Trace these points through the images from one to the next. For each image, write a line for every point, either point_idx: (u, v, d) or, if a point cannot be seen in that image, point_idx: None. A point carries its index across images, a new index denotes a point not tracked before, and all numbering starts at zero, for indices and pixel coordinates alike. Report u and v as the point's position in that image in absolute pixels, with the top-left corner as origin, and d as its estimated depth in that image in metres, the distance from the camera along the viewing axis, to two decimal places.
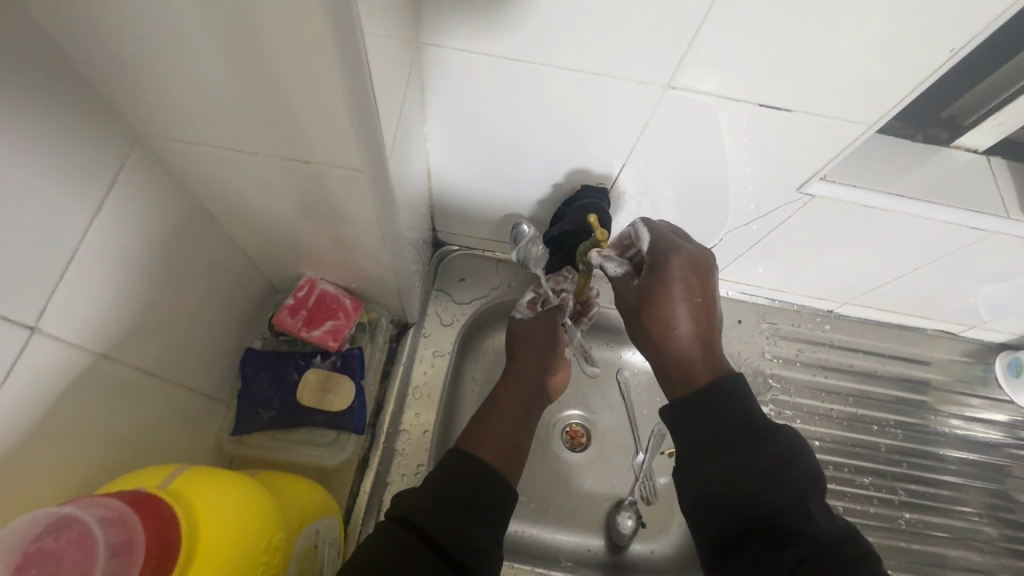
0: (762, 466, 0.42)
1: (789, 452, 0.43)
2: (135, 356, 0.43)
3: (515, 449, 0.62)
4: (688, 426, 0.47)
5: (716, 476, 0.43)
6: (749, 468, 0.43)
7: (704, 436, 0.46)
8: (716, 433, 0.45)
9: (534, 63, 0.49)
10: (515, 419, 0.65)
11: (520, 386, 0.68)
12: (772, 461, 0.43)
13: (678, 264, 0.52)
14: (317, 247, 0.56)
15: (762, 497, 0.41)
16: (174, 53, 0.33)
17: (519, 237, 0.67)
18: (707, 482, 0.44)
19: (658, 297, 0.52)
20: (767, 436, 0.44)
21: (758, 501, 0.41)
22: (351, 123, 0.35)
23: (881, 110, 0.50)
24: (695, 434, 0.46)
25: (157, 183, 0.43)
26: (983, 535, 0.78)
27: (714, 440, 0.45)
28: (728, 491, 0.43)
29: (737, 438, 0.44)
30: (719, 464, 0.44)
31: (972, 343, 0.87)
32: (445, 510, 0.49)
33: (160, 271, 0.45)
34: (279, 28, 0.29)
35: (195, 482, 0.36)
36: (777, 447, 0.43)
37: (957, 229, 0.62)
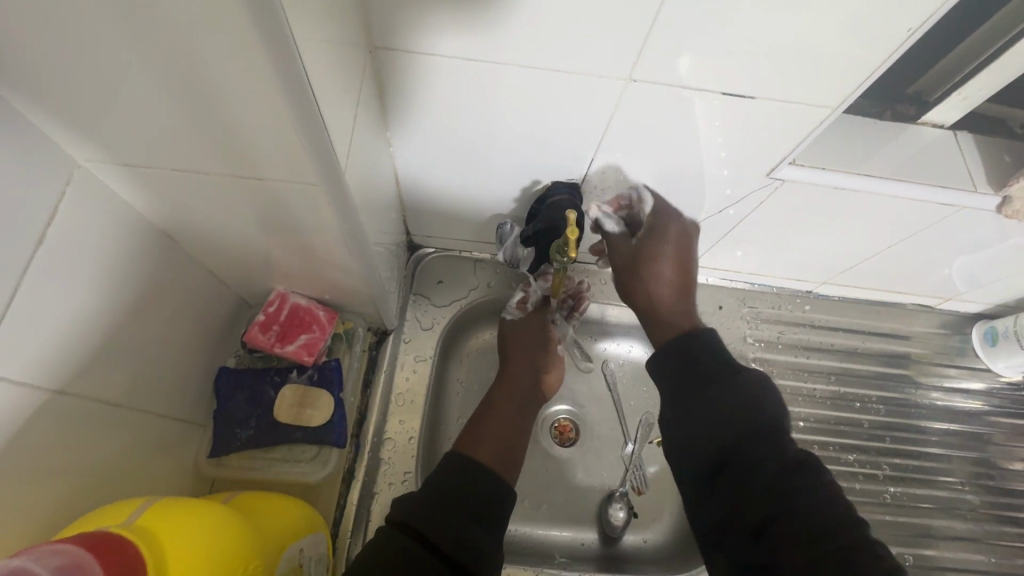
0: (727, 394, 0.49)
1: (755, 382, 0.50)
2: (95, 387, 0.42)
3: (512, 449, 0.62)
4: (668, 373, 0.54)
5: (690, 413, 0.50)
6: (719, 396, 0.49)
7: (681, 382, 0.52)
8: (689, 376, 0.52)
9: (493, 62, 0.48)
10: (510, 422, 0.64)
11: (514, 389, 0.68)
12: (734, 392, 0.49)
13: (675, 228, 0.63)
14: (285, 260, 0.54)
15: (728, 422, 0.47)
16: (106, 77, 0.32)
17: (504, 237, 0.69)
18: (685, 420, 0.50)
19: (649, 255, 0.63)
20: (735, 371, 0.51)
21: (726, 428, 0.47)
22: (297, 136, 0.35)
23: (845, 92, 0.49)
24: (673, 380, 0.53)
25: (106, 208, 0.42)
26: (966, 503, 0.79)
27: (689, 382, 0.52)
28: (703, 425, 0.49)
29: (707, 376, 0.51)
30: (692, 402, 0.50)
31: (949, 315, 0.88)
32: (438, 513, 0.48)
33: (116, 297, 0.44)
34: (211, 44, 0.29)
35: (161, 519, 0.35)
36: (742, 381, 0.50)
37: (927, 206, 0.63)
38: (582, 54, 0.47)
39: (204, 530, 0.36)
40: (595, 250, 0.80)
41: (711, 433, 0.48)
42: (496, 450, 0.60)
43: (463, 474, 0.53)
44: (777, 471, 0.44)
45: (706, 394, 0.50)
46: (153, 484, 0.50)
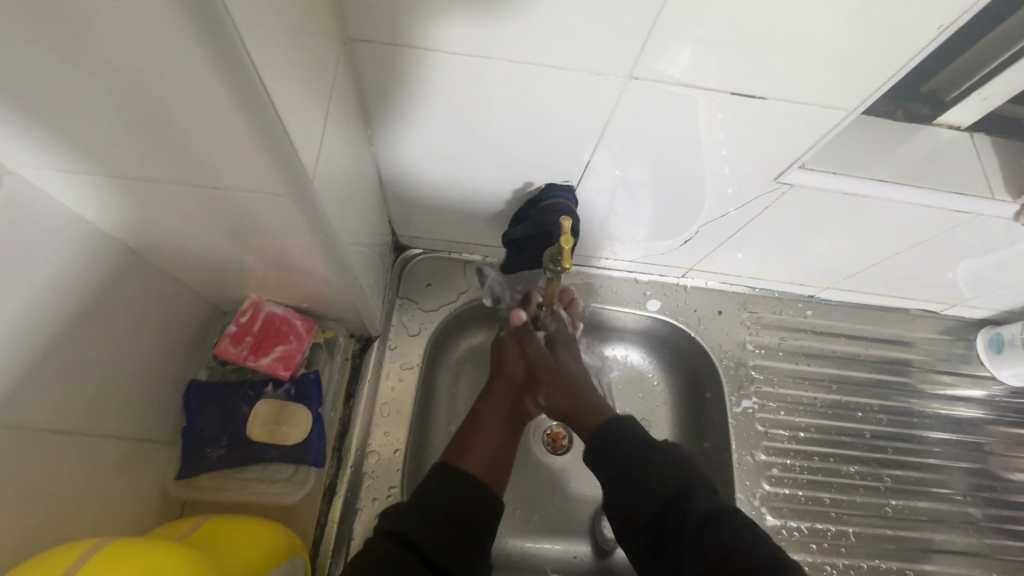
0: (646, 474, 0.50)
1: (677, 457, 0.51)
2: (36, 416, 0.39)
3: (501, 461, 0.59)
4: (601, 466, 0.53)
5: (622, 506, 0.50)
6: (642, 484, 0.50)
7: (612, 468, 0.52)
8: (619, 459, 0.52)
9: (481, 58, 0.44)
10: (499, 437, 0.61)
11: (499, 404, 0.64)
12: (654, 468, 0.50)
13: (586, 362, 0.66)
14: (257, 268, 0.51)
15: (650, 495, 0.49)
16: (34, 78, 0.29)
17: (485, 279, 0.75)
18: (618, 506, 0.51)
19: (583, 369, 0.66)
20: (650, 451, 0.52)
21: (649, 510, 0.49)
22: (256, 144, 0.32)
23: (861, 95, 0.46)
24: (605, 475, 0.53)
25: (50, 219, 0.39)
26: (967, 516, 0.78)
27: (620, 469, 0.52)
28: (634, 502, 0.50)
29: (633, 453, 0.52)
30: (620, 493, 0.51)
31: (954, 320, 0.86)
32: (436, 530, 0.46)
33: (64, 315, 0.40)
34: (137, 33, 0.26)
35: (105, 570, 0.33)
36: (657, 458, 0.51)
37: (940, 213, 0.59)
38: (575, 55, 0.44)
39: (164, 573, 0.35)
40: (592, 252, 0.76)
41: (637, 516, 0.49)
42: (484, 462, 0.57)
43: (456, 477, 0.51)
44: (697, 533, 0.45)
45: (632, 470, 0.51)
46: (114, 509, 0.47)
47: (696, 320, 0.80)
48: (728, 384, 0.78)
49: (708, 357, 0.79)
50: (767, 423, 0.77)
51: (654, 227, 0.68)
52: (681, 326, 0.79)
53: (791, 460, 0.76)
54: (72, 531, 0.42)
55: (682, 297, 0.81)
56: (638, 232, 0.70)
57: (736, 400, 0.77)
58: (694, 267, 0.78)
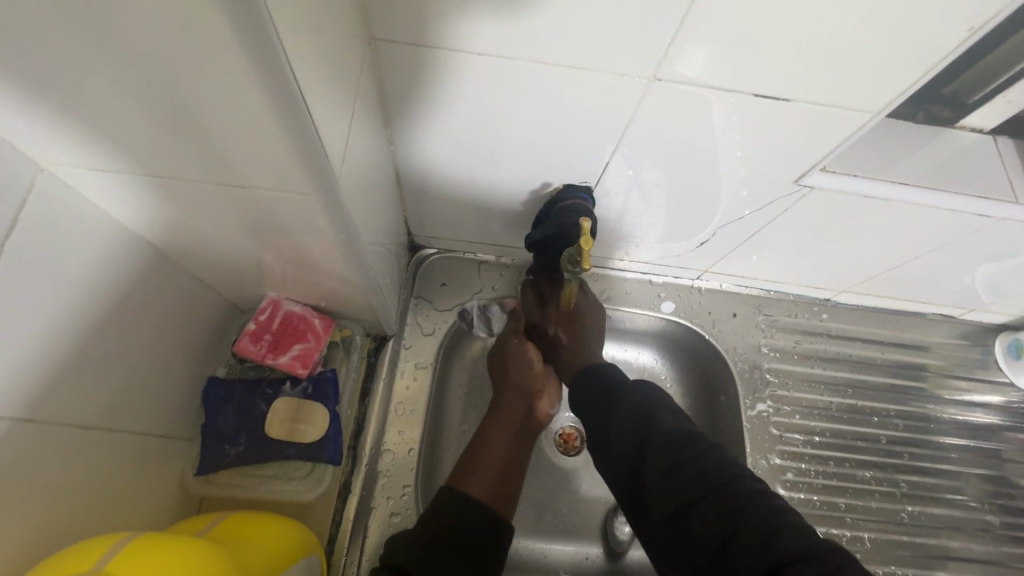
0: (620, 406, 0.52)
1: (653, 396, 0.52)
2: (64, 413, 0.39)
3: (508, 476, 0.58)
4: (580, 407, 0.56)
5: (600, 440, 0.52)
6: (618, 418, 0.51)
7: (591, 406, 0.55)
8: (596, 398, 0.55)
9: (504, 57, 0.44)
10: (507, 453, 0.60)
11: (508, 417, 0.63)
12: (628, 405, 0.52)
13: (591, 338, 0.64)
14: (277, 267, 0.51)
15: (625, 430, 0.50)
16: (71, 76, 0.29)
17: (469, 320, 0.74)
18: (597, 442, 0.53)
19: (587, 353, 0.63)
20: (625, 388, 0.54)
21: (623, 442, 0.50)
22: (287, 144, 0.32)
23: (886, 98, 0.45)
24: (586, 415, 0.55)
25: (80, 217, 0.39)
26: (984, 523, 0.77)
27: (598, 407, 0.54)
28: (610, 437, 0.51)
29: (608, 392, 0.54)
30: (599, 429, 0.53)
31: (972, 326, 0.85)
32: (428, 555, 0.46)
33: (90, 311, 0.41)
34: (173, 32, 0.26)
35: (131, 567, 0.33)
36: (631, 393, 0.53)
37: (962, 217, 0.59)
38: (596, 55, 0.44)
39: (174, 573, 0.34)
40: (606, 253, 0.76)
41: (614, 451, 0.50)
42: (495, 478, 0.57)
43: (454, 502, 0.51)
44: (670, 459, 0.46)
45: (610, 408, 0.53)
46: (135, 505, 0.48)
47: (710, 322, 0.79)
48: (743, 387, 0.77)
49: (723, 360, 0.78)
50: (781, 426, 0.77)
51: (670, 228, 0.68)
52: (695, 328, 0.79)
53: (806, 464, 0.75)
54: (97, 526, 0.43)
55: (696, 300, 0.80)
56: (654, 234, 0.70)
57: (751, 403, 0.77)
58: (709, 269, 0.77)
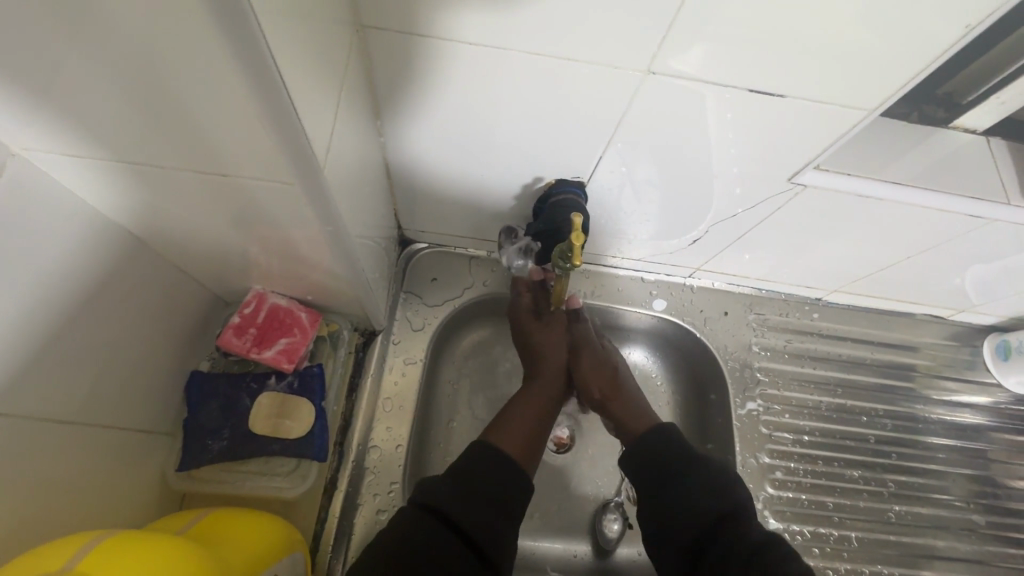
0: (689, 491, 0.52)
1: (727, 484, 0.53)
2: (34, 406, 0.38)
3: (535, 442, 0.60)
4: (645, 482, 0.56)
5: (667, 523, 0.52)
6: (684, 494, 0.52)
7: (656, 479, 0.55)
8: (662, 471, 0.55)
9: (495, 47, 0.43)
10: (535, 426, 0.61)
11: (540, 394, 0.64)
12: (698, 487, 0.53)
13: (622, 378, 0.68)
14: (262, 260, 0.50)
15: (693, 517, 0.51)
16: (40, 57, 0.28)
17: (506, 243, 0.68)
18: (663, 526, 0.53)
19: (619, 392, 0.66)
20: (693, 467, 0.55)
21: (690, 526, 0.51)
22: (269, 131, 0.31)
23: (882, 95, 0.45)
24: (649, 490, 0.55)
25: (54, 205, 0.38)
26: (969, 522, 0.77)
27: (664, 483, 0.54)
28: (676, 518, 0.52)
29: (675, 466, 0.55)
30: (666, 509, 0.53)
31: (961, 326, 0.85)
32: (466, 501, 0.48)
33: (63, 303, 0.39)
34: (146, 13, 0.25)
35: (102, 567, 0.32)
36: (703, 476, 0.53)
37: (954, 217, 0.59)
38: (592, 49, 0.43)
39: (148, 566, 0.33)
40: (599, 250, 0.75)
41: (680, 537, 0.51)
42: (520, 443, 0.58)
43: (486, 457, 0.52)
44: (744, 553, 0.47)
45: (676, 489, 0.53)
46: (113, 500, 0.47)
47: (702, 321, 0.79)
48: (733, 386, 0.77)
49: (713, 358, 0.78)
50: (771, 425, 0.77)
51: (664, 225, 0.67)
52: (687, 326, 0.78)
53: (795, 464, 0.75)
54: (71, 522, 0.42)
55: (688, 298, 0.80)
56: (647, 231, 0.69)
57: (741, 401, 0.77)
58: (702, 267, 0.77)
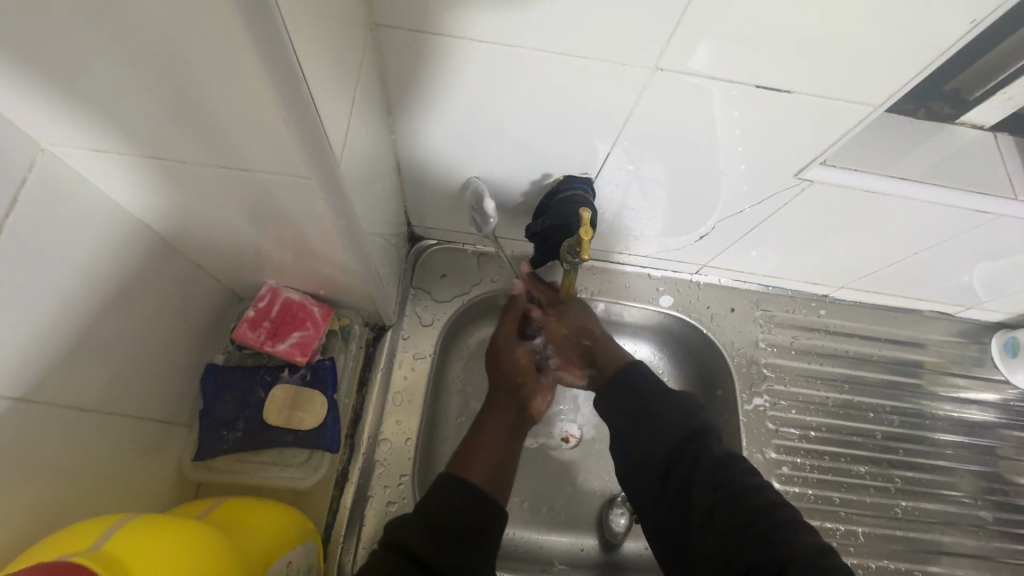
0: (661, 419, 0.54)
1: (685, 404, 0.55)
2: (61, 395, 0.39)
3: (504, 467, 0.60)
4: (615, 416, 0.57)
5: (637, 444, 0.54)
6: (652, 426, 0.54)
7: (629, 412, 0.56)
8: (634, 405, 0.56)
9: (504, 45, 0.44)
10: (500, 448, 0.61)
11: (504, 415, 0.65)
12: (666, 411, 0.54)
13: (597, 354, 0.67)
14: (278, 255, 0.51)
15: (663, 440, 0.52)
16: (74, 55, 0.29)
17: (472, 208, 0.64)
18: (634, 446, 0.54)
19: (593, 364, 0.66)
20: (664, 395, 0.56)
21: (660, 449, 0.52)
22: (288, 127, 0.32)
23: (888, 91, 0.45)
24: (623, 419, 0.56)
25: (81, 199, 0.39)
26: (977, 519, 0.77)
27: (639, 416, 0.55)
28: (641, 450, 0.53)
29: (647, 399, 0.56)
30: (638, 433, 0.54)
31: (969, 323, 0.85)
32: (436, 543, 0.45)
33: (86, 295, 0.40)
34: (173, 9, 0.26)
35: (128, 547, 0.33)
36: (671, 403, 0.55)
37: (961, 212, 0.59)
38: (599, 44, 0.44)
39: (177, 558, 0.34)
40: (607, 247, 0.76)
41: (651, 456, 0.52)
42: (487, 469, 0.58)
43: (462, 494, 0.50)
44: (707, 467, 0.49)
45: (647, 417, 0.55)
46: (133, 489, 0.48)
47: (708, 317, 0.79)
48: (740, 382, 0.78)
49: (720, 354, 0.79)
50: (778, 421, 0.77)
51: (670, 222, 0.68)
52: (693, 323, 0.79)
53: (801, 459, 0.76)
54: (95, 508, 0.43)
55: (695, 294, 0.80)
56: (654, 228, 0.70)
57: (748, 397, 0.77)
58: (708, 264, 0.77)
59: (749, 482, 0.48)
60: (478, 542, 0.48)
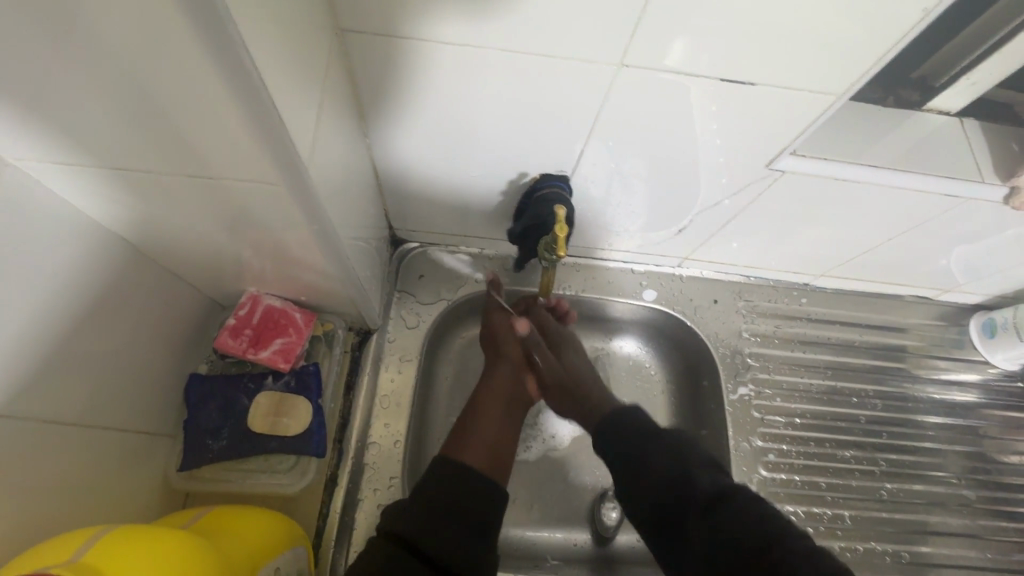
0: (649, 454, 0.51)
1: (684, 440, 0.52)
2: (40, 408, 0.39)
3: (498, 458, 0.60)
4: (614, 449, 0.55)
5: (631, 489, 0.51)
6: (651, 461, 0.51)
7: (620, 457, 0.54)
8: (624, 448, 0.54)
9: (471, 47, 0.45)
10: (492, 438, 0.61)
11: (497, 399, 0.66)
12: (654, 452, 0.51)
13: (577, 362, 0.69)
14: (257, 263, 0.51)
15: (660, 473, 0.50)
16: (33, 72, 0.29)
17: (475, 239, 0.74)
18: (630, 493, 0.51)
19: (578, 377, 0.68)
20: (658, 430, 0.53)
21: (652, 494, 0.49)
22: (252, 134, 0.32)
23: (849, 79, 0.46)
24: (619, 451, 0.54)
25: (50, 213, 0.39)
26: (962, 498, 0.79)
27: (627, 447, 0.53)
28: (641, 481, 0.50)
29: (636, 434, 0.54)
30: (630, 480, 0.51)
31: (948, 306, 0.87)
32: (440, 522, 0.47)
33: (59, 309, 0.40)
34: (130, 21, 0.26)
35: (109, 558, 0.33)
36: (661, 443, 0.52)
37: (932, 197, 0.60)
38: (565, 45, 0.44)
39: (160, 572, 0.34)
40: (588, 244, 0.77)
41: (646, 506, 0.50)
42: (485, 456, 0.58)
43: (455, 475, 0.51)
44: (708, 503, 0.46)
45: (636, 460, 0.52)
46: (118, 500, 0.48)
47: (692, 309, 0.80)
48: (725, 372, 0.78)
49: (705, 346, 0.79)
50: (763, 409, 0.78)
51: (651, 216, 0.68)
52: (676, 315, 0.80)
53: (787, 446, 0.77)
54: (79, 520, 0.43)
55: (678, 287, 0.81)
56: (635, 223, 0.70)
57: (733, 387, 0.78)
58: (689, 257, 0.78)
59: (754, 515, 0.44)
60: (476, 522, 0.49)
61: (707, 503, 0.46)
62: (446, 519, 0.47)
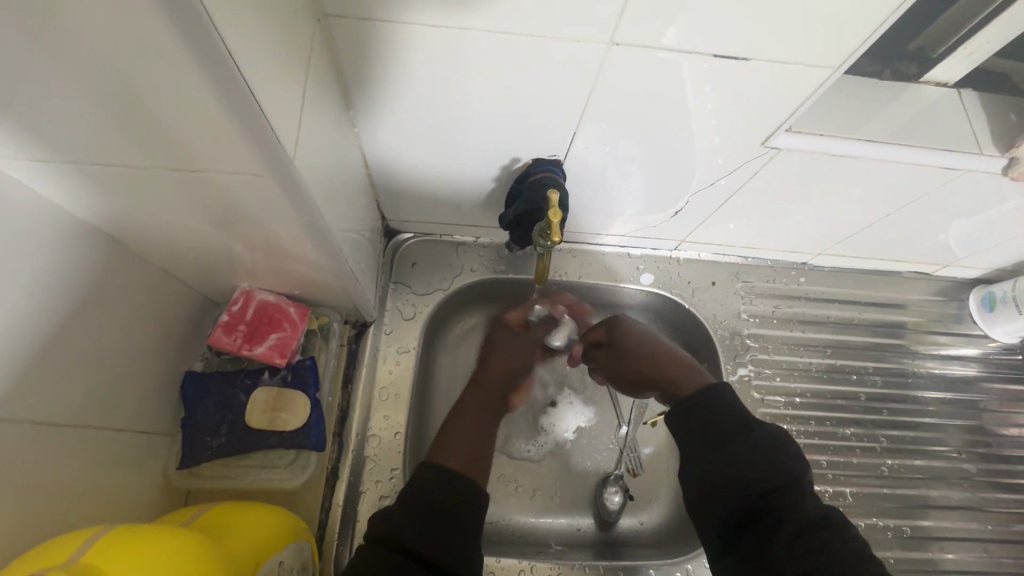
0: (740, 456, 0.49)
1: (777, 444, 0.49)
2: (33, 410, 0.39)
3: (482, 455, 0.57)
4: (692, 438, 0.53)
5: (708, 491, 0.49)
6: (738, 465, 0.48)
7: (695, 448, 0.52)
8: (704, 439, 0.52)
9: (459, 28, 0.43)
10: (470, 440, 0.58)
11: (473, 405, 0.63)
12: (742, 456, 0.49)
13: (631, 344, 0.66)
14: (248, 257, 0.51)
15: (747, 483, 0.47)
16: (6, 73, 0.28)
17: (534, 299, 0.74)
18: (700, 488, 0.50)
19: (663, 361, 0.63)
20: (750, 429, 0.51)
21: (731, 501, 0.48)
22: (233, 126, 0.32)
23: (847, 51, 0.45)
24: (699, 441, 0.52)
25: (31, 212, 0.38)
26: (962, 471, 0.79)
27: (708, 439, 0.52)
28: (720, 484, 0.49)
29: (725, 433, 0.51)
30: (710, 476, 0.49)
31: (946, 281, 0.86)
32: (427, 527, 0.45)
33: (49, 312, 0.40)
34: (99, 12, 0.25)
35: (108, 557, 0.33)
36: (752, 442, 0.49)
37: (931, 170, 0.59)
38: (555, 25, 0.43)
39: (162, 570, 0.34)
40: (583, 229, 0.76)
41: (722, 507, 0.48)
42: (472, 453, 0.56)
43: (451, 480, 0.49)
44: (799, 530, 0.44)
45: (723, 452, 0.50)
46: (118, 501, 0.48)
47: (690, 292, 0.80)
48: (724, 353, 0.78)
49: (704, 328, 0.79)
50: (763, 390, 0.78)
51: (647, 200, 0.67)
52: (675, 299, 0.79)
53: (789, 425, 0.77)
54: (79, 520, 0.43)
55: (676, 270, 0.81)
56: (631, 206, 0.69)
57: (732, 368, 0.78)
58: (686, 239, 0.77)
59: (847, 552, 0.43)
60: (460, 518, 0.47)
61: (794, 527, 0.44)
62: (439, 525, 0.46)
